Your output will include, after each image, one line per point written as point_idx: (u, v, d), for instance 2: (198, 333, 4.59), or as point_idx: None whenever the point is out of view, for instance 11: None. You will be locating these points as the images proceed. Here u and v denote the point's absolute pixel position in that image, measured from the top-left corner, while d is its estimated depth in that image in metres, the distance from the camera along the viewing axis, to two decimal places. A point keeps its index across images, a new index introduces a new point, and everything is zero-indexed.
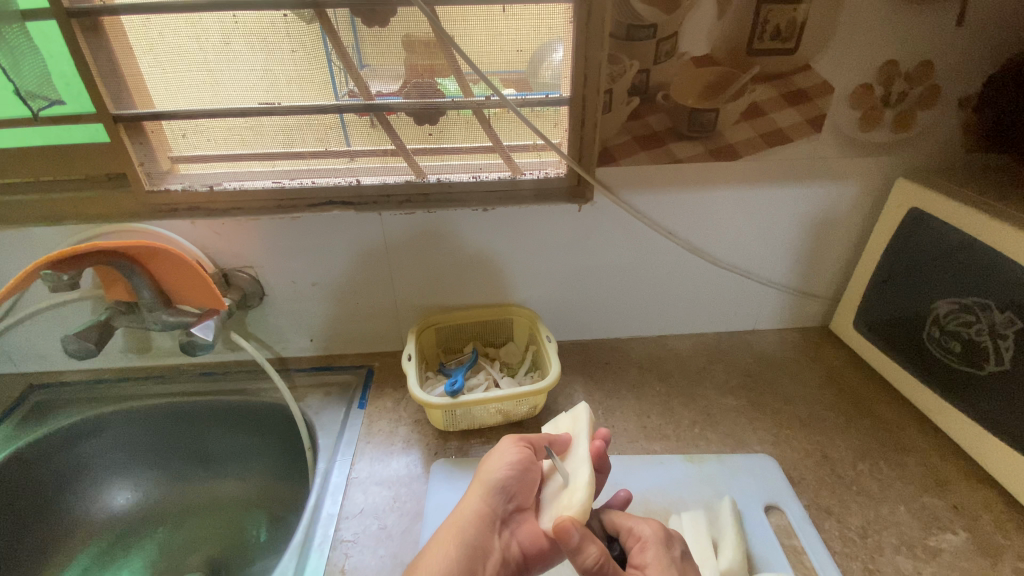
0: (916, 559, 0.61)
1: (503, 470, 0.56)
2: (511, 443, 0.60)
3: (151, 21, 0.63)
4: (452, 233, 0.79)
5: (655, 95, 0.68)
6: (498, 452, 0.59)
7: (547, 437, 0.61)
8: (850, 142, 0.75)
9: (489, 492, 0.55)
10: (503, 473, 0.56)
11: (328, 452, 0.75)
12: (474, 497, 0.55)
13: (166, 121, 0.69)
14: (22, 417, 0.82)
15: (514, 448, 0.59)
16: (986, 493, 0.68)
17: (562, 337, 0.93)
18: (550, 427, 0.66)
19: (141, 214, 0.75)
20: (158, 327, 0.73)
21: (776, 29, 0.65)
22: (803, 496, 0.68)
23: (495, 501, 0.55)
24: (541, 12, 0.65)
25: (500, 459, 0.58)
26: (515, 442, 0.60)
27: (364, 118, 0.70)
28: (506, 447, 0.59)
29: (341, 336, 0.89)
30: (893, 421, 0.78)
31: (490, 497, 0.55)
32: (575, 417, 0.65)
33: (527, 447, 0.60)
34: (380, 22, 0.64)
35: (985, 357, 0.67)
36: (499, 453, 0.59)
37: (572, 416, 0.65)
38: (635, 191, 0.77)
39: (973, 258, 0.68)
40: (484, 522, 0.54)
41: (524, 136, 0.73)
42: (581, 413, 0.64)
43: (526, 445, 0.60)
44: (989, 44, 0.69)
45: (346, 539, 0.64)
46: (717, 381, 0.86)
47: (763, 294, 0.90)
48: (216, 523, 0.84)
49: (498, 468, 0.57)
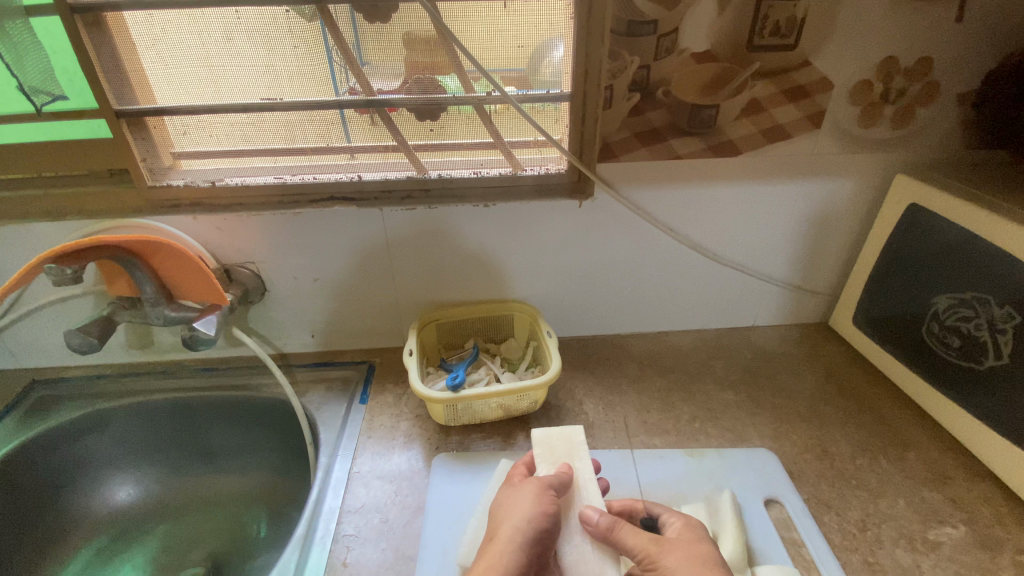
0: (915, 552, 0.61)
1: (536, 518, 0.53)
2: (533, 493, 0.55)
3: (154, 17, 0.63)
4: (453, 229, 0.79)
5: (655, 91, 0.68)
6: (524, 501, 0.54)
7: (558, 475, 0.58)
8: (849, 139, 0.75)
9: (526, 544, 0.51)
10: (535, 523, 0.52)
11: (329, 447, 0.76)
12: (509, 546, 0.50)
13: (168, 117, 0.70)
14: (25, 412, 0.83)
15: (538, 494, 0.55)
16: (986, 487, 0.68)
17: (562, 333, 0.93)
18: (542, 439, 0.63)
19: (144, 209, 0.75)
20: (161, 322, 0.73)
21: (776, 25, 0.66)
22: (802, 489, 0.69)
23: (532, 549, 0.51)
24: (542, 8, 0.66)
25: (533, 507, 0.53)
26: (537, 488, 0.56)
27: (365, 114, 0.71)
28: (527, 493, 0.55)
29: (342, 332, 0.89)
30: (892, 416, 0.79)
31: (527, 549, 0.51)
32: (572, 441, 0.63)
33: (552, 497, 0.55)
34: (381, 17, 0.65)
35: (983, 352, 0.67)
36: (522, 501, 0.54)
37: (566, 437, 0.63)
38: (634, 186, 0.77)
39: (970, 253, 0.68)
40: (524, 572, 0.50)
41: (524, 132, 0.74)
42: (580, 440, 0.63)
43: (549, 490, 0.56)
44: (987, 39, 0.69)
45: (348, 533, 0.64)
46: (716, 377, 0.86)
47: (762, 291, 0.91)
48: (218, 519, 0.85)
49: (527, 517, 0.52)
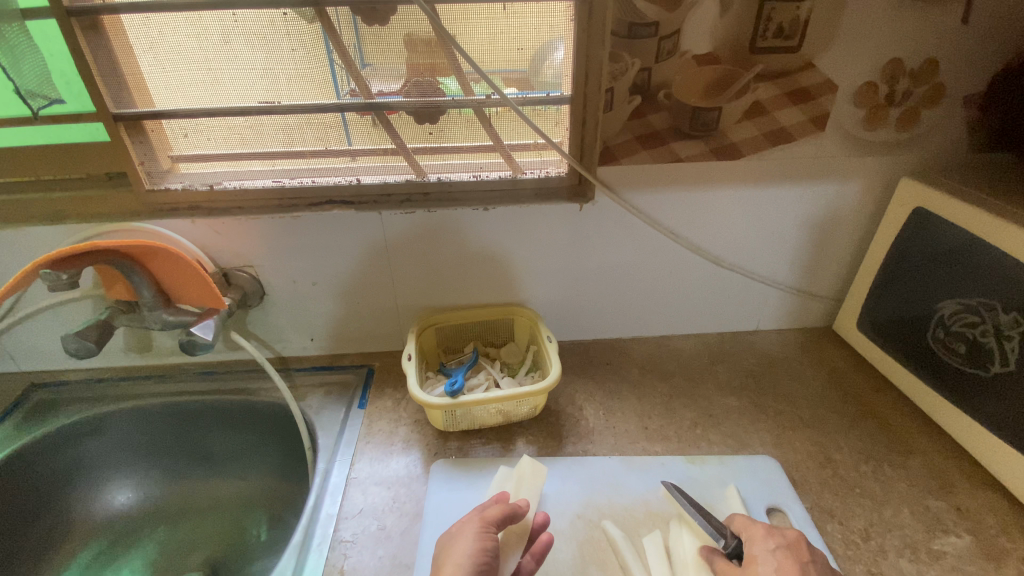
0: (920, 562, 0.61)
1: (476, 553, 0.51)
2: (474, 530, 0.54)
3: (151, 20, 0.63)
4: (453, 233, 0.79)
5: (656, 94, 0.68)
6: (463, 539, 0.53)
7: (502, 509, 0.57)
8: (854, 142, 0.74)
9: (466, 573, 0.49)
10: (476, 559, 0.51)
11: (328, 452, 0.75)
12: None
13: (166, 121, 0.69)
14: (23, 416, 0.82)
15: (479, 532, 0.54)
16: (991, 496, 0.67)
17: (563, 337, 0.93)
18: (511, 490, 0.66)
19: (141, 213, 0.75)
20: (159, 326, 0.73)
21: (779, 27, 0.65)
22: (805, 498, 0.68)
23: None
24: (542, 10, 0.65)
25: (471, 542, 0.53)
26: (477, 525, 0.55)
27: (365, 117, 0.70)
28: (467, 532, 0.54)
29: (342, 336, 0.89)
30: (897, 423, 0.78)
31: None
32: (519, 476, 0.67)
33: (492, 533, 0.55)
34: (379, 20, 0.64)
35: (990, 358, 0.66)
36: (462, 541, 0.53)
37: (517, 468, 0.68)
38: (635, 190, 0.76)
39: (978, 259, 0.67)
40: None
41: (524, 135, 0.73)
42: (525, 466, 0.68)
43: (490, 527, 0.55)
44: (994, 41, 0.68)
45: (346, 539, 0.64)
46: (718, 382, 0.85)
47: (765, 295, 0.90)
48: (217, 523, 0.85)
49: (467, 554, 0.51)
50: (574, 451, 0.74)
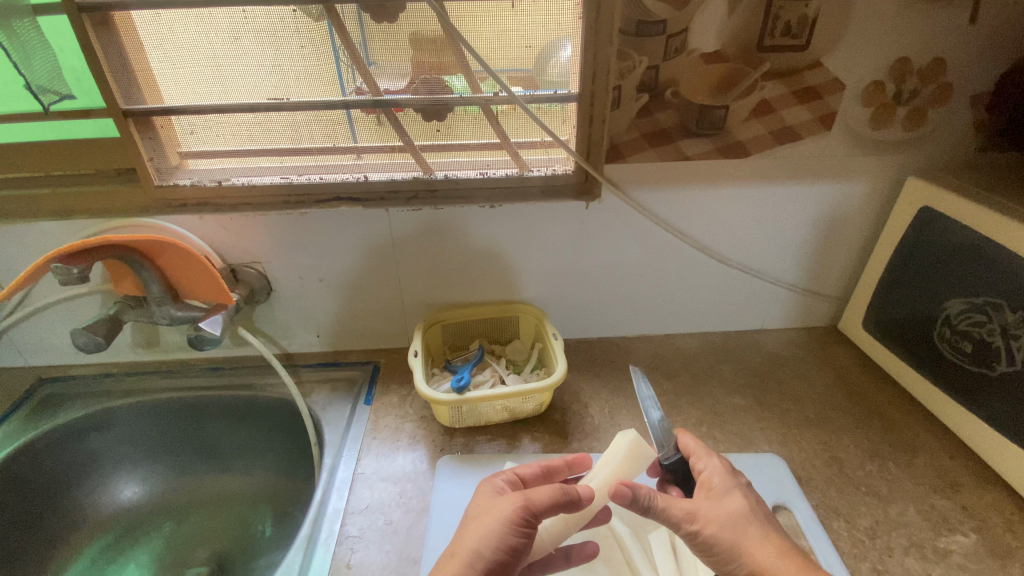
0: (925, 560, 0.61)
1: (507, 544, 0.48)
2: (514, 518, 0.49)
3: (161, 16, 0.63)
4: (459, 229, 0.79)
5: (664, 91, 0.68)
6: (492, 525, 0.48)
7: (555, 496, 0.50)
8: (861, 141, 0.75)
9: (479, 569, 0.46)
10: (497, 555, 0.47)
11: (334, 448, 0.76)
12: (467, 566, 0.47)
13: (175, 117, 0.69)
14: (32, 409, 0.83)
15: (516, 523, 0.48)
16: (997, 495, 0.67)
17: (568, 335, 0.93)
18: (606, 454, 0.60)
19: (151, 208, 0.75)
20: (167, 321, 0.73)
21: (787, 25, 0.65)
22: (812, 496, 0.68)
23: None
24: (551, 8, 0.65)
25: (499, 532, 0.48)
26: (519, 514, 0.49)
27: (372, 115, 0.70)
28: (503, 516, 0.49)
29: (348, 332, 0.89)
30: (903, 422, 0.78)
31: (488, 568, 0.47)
32: (628, 455, 0.58)
33: (526, 528, 0.49)
34: (388, 17, 0.64)
35: (996, 357, 0.66)
36: (492, 523, 0.49)
37: (628, 445, 0.59)
38: (642, 188, 0.76)
39: (985, 258, 0.67)
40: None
41: (532, 133, 0.73)
42: (640, 453, 0.59)
43: (529, 519, 0.49)
44: (1001, 40, 0.68)
45: (352, 534, 0.64)
46: (724, 381, 0.85)
47: (771, 294, 0.90)
48: (224, 517, 0.85)
49: (496, 546, 0.47)
50: (580, 448, 0.74)
